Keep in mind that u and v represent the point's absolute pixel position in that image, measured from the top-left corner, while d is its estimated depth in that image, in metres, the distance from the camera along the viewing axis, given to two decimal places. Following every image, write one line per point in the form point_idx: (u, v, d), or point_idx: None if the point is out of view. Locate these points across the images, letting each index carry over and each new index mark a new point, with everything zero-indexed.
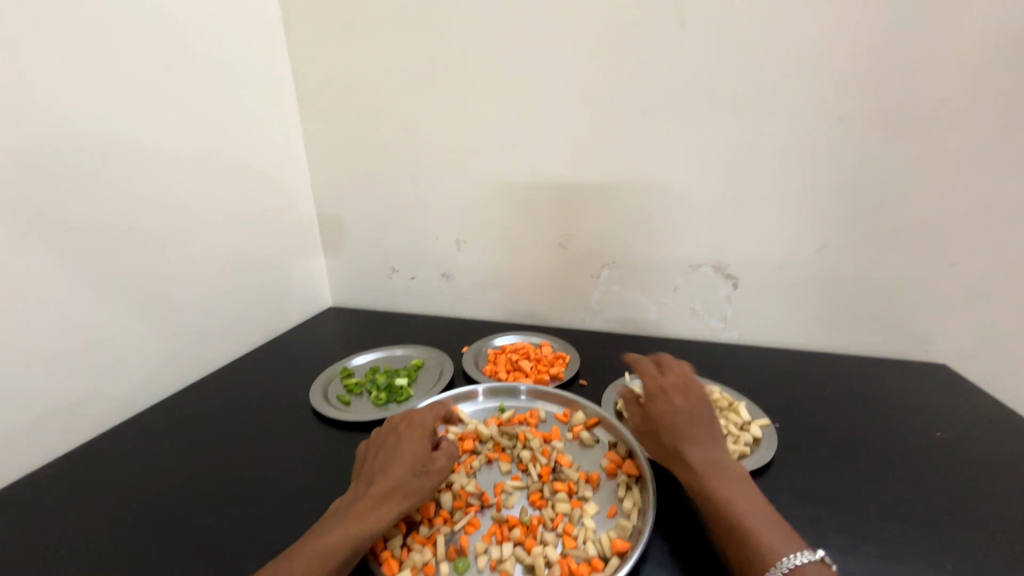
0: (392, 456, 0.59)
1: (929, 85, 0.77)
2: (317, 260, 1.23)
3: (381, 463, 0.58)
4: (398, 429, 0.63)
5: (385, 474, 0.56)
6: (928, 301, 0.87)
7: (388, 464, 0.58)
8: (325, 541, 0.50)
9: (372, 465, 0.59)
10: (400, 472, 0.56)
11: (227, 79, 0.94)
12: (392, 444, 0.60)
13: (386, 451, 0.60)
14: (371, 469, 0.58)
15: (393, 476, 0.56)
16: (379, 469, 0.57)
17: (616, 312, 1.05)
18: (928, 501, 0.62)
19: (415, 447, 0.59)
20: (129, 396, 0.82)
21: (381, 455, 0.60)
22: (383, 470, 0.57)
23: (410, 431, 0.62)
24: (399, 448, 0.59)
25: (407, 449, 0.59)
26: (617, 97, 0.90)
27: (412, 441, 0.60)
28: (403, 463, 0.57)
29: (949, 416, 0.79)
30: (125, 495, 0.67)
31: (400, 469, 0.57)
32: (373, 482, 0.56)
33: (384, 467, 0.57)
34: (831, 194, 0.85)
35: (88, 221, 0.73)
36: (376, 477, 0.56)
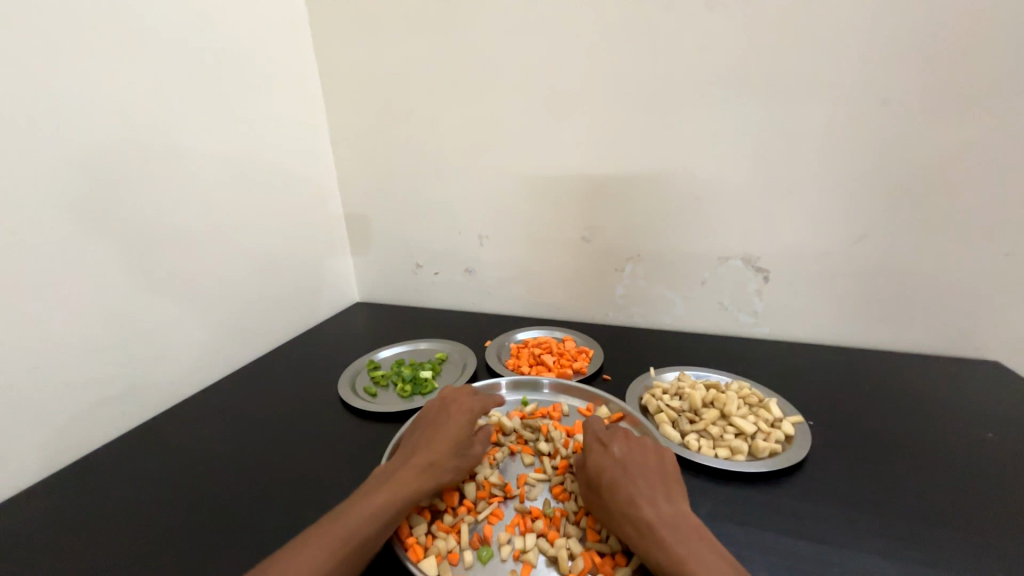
0: (436, 433, 0.63)
1: (980, 62, 0.72)
2: (345, 256, 1.26)
3: (426, 438, 0.62)
4: (442, 409, 0.67)
5: (429, 449, 0.60)
6: (978, 294, 0.82)
7: (433, 440, 0.62)
8: (375, 500, 0.53)
9: (417, 439, 0.63)
10: (442, 450, 0.60)
11: (258, 82, 0.97)
12: (436, 421, 0.64)
13: (431, 428, 0.64)
14: (416, 442, 0.62)
15: (437, 452, 0.60)
16: (424, 444, 0.61)
17: (640, 307, 1.03)
18: (975, 505, 0.58)
19: (458, 430, 0.63)
20: (171, 386, 0.87)
21: (424, 432, 0.64)
22: (429, 445, 0.61)
23: (456, 414, 0.65)
24: (443, 428, 0.63)
25: (450, 429, 0.63)
26: (641, 87, 0.89)
27: (456, 422, 0.64)
28: (446, 441, 0.61)
29: (1002, 416, 0.74)
30: (169, 480, 0.72)
31: (443, 446, 0.61)
32: (417, 455, 0.60)
33: (429, 443, 0.61)
34: (869, 182, 0.81)
35: (134, 220, 0.77)
36: (422, 450, 0.60)
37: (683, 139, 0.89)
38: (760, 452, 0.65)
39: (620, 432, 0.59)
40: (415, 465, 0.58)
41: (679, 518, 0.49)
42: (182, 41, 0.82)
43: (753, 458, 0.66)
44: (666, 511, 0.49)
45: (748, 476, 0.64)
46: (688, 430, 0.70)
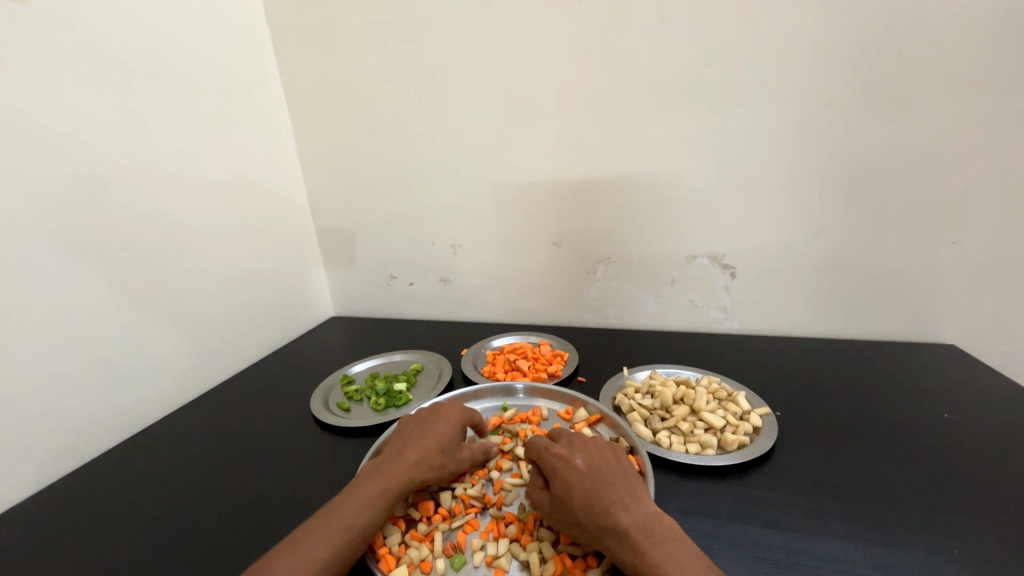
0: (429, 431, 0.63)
1: (920, 61, 0.75)
2: (317, 271, 1.24)
3: (422, 435, 0.63)
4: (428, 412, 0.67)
5: (420, 445, 0.61)
6: (931, 282, 0.86)
7: (426, 442, 0.62)
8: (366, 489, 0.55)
9: (411, 435, 0.63)
10: (420, 439, 0.62)
11: (218, 97, 0.96)
12: (428, 422, 0.65)
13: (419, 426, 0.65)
14: (410, 438, 0.63)
15: (426, 450, 0.61)
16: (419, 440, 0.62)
17: (613, 308, 1.05)
18: (935, 484, 0.61)
19: (448, 430, 0.64)
20: (136, 412, 0.83)
21: (415, 429, 0.64)
22: (419, 444, 0.61)
23: (445, 415, 0.66)
24: (435, 426, 0.64)
25: (439, 428, 0.64)
26: (604, 92, 0.90)
27: (446, 425, 0.65)
28: (435, 440, 0.62)
29: (958, 397, 0.77)
30: (133, 508, 0.68)
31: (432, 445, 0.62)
32: (408, 451, 0.60)
33: (422, 442, 0.62)
34: (825, 177, 0.84)
35: (92, 242, 0.74)
36: (416, 448, 0.61)
37: (647, 141, 0.91)
38: (729, 445, 0.67)
39: (577, 440, 0.58)
40: (404, 464, 0.58)
41: (656, 522, 0.49)
42: (139, 58, 0.80)
43: (723, 451, 0.67)
44: (643, 516, 0.49)
45: (718, 470, 0.65)
46: (659, 427, 0.71)
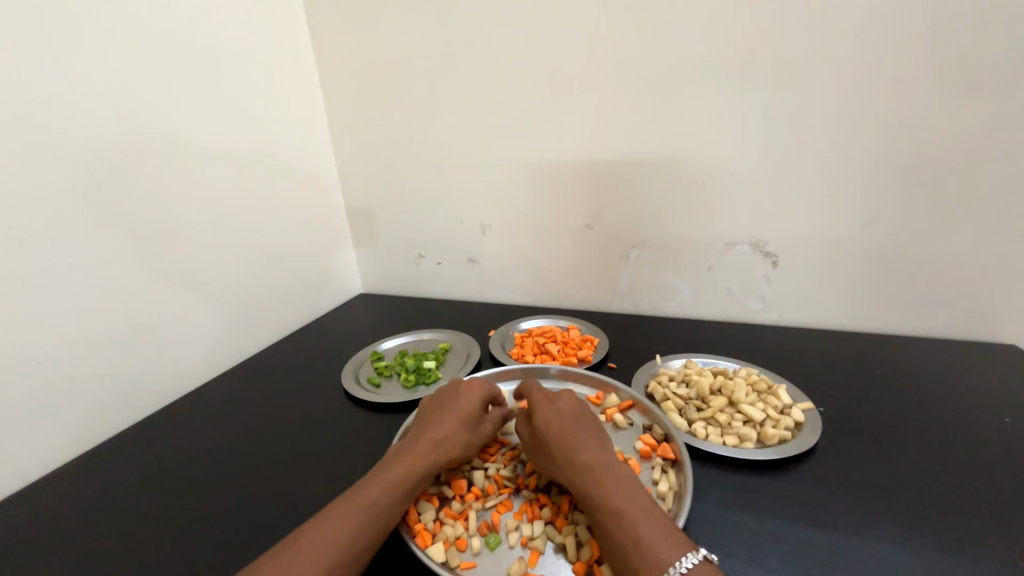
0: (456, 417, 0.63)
1: (1002, 33, 0.68)
2: (347, 247, 1.25)
3: (445, 418, 0.62)
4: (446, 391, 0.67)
5: (444, 425, 0.61)
6: (996, 278, 0.80)
7: (450, 423, 0.61)
8: (393, 469, 0.55)
9: (433, 417, 0.63)
10: (443, 419, 0.62)
11: (251, 70, 0.95)
12: (450, 400, 0.65)
13: (443, 405, 0.65)
14: (432, 420, 0.62)
15: (451, 430, 0.60)
16: (441, 421, 0.62)
17: (646, 294, 1.02)
18: (990, 492, 0.57)
19: (470, 405, 0.64)
20: (175, 380, 0.87)
21: (436, 408, 0.64)
22: (443, 424, 0.61)
23: (467, 394, 0.66)
24: (457, 404, 0.64)
25: (462, 405, 0.64)
26: (646, 68, 0.86)
27: (468, 403, 0.65)
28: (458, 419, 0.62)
29: (1020, 401, 0.72)
30: (175, 472, 0.72)
31: (456, 423, 0.62)
32: (431, 430, 0.60)
33: (446, 425, 0.61)
34: (883, 162, 0.78)
35: (132, 213, 0.76)
36: (439, 430, 0.61)
37: (688, 121, 0.87)
38: (769, 439, 0.64)
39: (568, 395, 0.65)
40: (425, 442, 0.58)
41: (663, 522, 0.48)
42: (171, 26, 0.80)
43: (762, 446, 0.65)
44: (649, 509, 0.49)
45: (756, 464, 0.62)
46: (695, 417, 0.69)
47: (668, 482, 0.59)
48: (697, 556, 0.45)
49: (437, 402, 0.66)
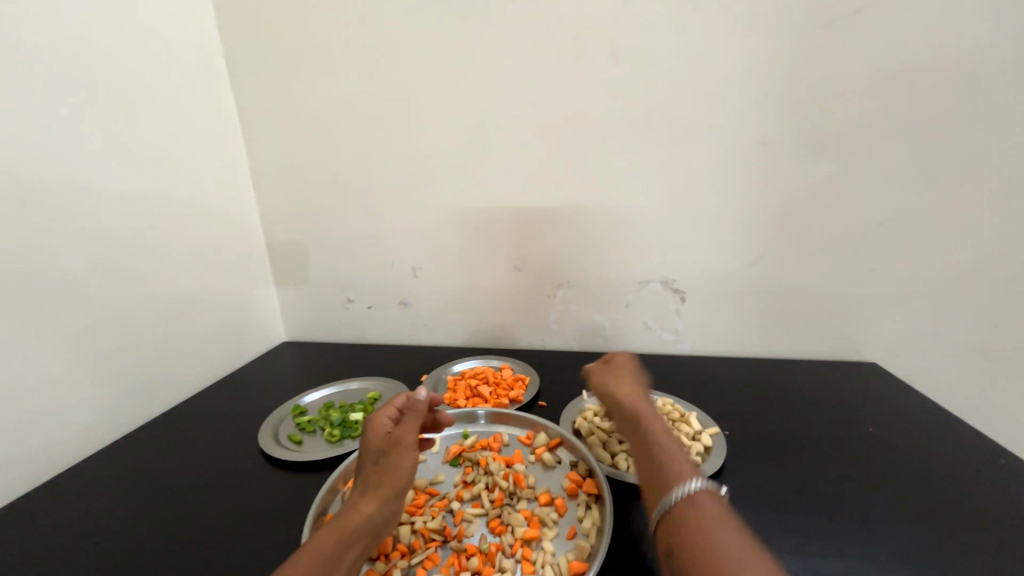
0: (384, 456, 0.58)
1: (836, 111, 0.85)
2: (269, 293, 1.19)
3: (372, 463, 0.58)
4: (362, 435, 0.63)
5: (364, 476, 0.57)
6: (855, 307, 0.95)
7: (380, 465, 0.58)
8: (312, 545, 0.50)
9: (361, 470, 0.58)
10: (364, 471, 0.58)
11: (162, 113, 0.92)
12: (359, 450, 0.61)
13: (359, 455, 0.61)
14: (361, 474, 0.58)
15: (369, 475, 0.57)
16: (369, 470, 0.58)
17: (573, 331, 1.07)
18: (864, 496, 0.66)
19: (378, 436, 0.60)
20: (52, 453, 0.75)
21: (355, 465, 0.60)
22: (370, 473, 0.57)
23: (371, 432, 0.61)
24: (367, 445, 0.60)
25: (371, 442, 0.60)
26: (562, 125, 0.95)
27: (378, 437, 0.60)
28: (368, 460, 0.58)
29: (882, 411, 0.85)
30: (43, 563, 0.61)
31: (370, 462, 0.58)
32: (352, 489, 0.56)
33: (378, 470, 0.57)
34: (760, 211, 0.92)
35: (14, 265, 0.69)
36: (370, 479, 0.57)
37: (601, 172, 0.96)
38: None
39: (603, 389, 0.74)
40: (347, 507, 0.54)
41: (682, 459, 0.52)
42: (71, 68, 0.75)
43: None
44: (674, 447, 0.54)
45: None
46: (618, 450, 0.73)
47: (592, 518, 0.61)
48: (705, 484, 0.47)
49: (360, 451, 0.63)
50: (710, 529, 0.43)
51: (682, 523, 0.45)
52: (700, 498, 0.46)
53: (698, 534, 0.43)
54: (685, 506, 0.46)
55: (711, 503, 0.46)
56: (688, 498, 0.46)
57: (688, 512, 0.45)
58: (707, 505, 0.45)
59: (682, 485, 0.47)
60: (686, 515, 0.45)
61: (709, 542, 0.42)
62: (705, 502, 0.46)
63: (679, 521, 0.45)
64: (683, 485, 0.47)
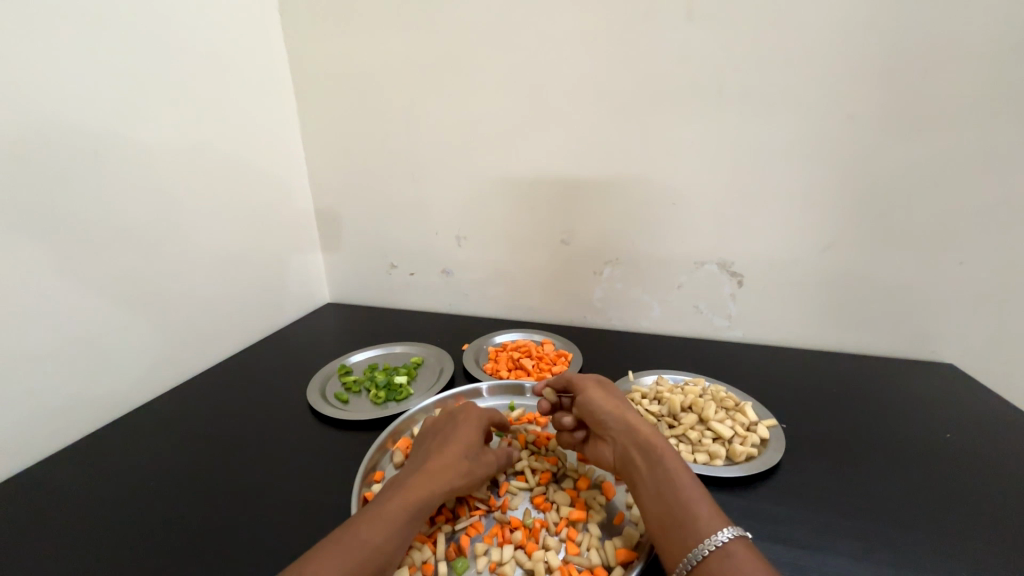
0: (474, 457, 0.59)
1: (940, 81, 0.75)
2: (315, 256, 1.21)
3: (462, 454, 0.58)
4: (456, 418, 0.64)
5: (448, 456, 0.58)
6: (936, 302, 0.86)
7: (466, 459, 0.58)
8: (388, 508, 0.50)
9: (450, 449, 0.58)
10: (451, 451, 0.58)
11: (218, 71, 0.92)
12: (448, 430, 0.62)
13: (443, 435, 0.62)
14: (447, 453, 0.58)
15: (454, 461, 0.57)
16: (456, 457, 0.58)
17: (618, 310, 1.04)
18: (938, 506, 0.61)
19: (474, 434, 0.62)
20: (120, 394, 0.81)
21: (435, 440, 0.61)
22: (456, 460, 0.57)
23: (467, 422, 0.63)
24: (461, 433, 0.61)
25: (467, 434, 0.61)
26: (620, 92, 0.89)
27: (474, 435, 0.61)
28: (458, 446, 0.59)
29: (959, 417, 0.78)
30: (120, 494, 0.67)
31: (460, 449, 0.59)
32: (433, 462, 0.57)
33: (465, 466, 0.58)
34: (838, 192, 0.84)
35: (84, 215, 0.73)
36: (455, 467, 0.57)
37: (660, 144, 0.90)
38: (738, 456, 0.66)
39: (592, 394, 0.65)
40: (425, 482, 0.54)
41: (701, 492, 0.50)
42: (131, 22, 0.76)
43: (731, 462, 0.67)
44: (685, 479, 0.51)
45: (725, 481, 0.65)
46: (667, 435, 0.71)
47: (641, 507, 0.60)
48: (734, 531, 0.46)
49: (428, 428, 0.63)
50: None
51: None
52: (732, 549, 0.44)
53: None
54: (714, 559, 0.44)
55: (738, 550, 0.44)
56: (722, 548, 0.44)
57: (723, 565, 0.43)
58: (740, 554, 0.44)
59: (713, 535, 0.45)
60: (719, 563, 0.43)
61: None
62: (738, 555, 0.44)
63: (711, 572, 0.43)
64: (715, 535, 0.45)
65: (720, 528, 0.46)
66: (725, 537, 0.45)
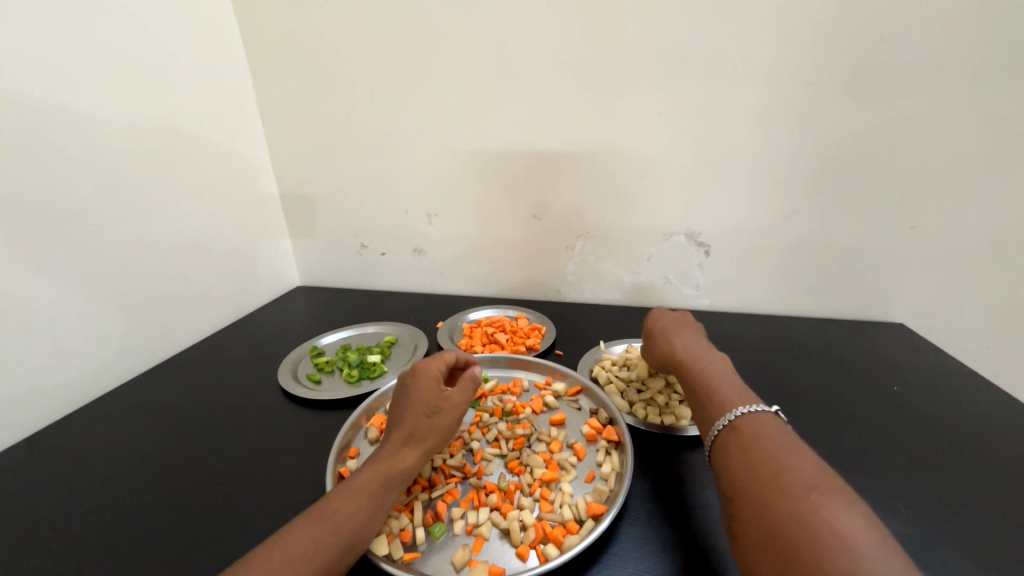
0: (436, 411, 0.58)
1: (897, 48, 0.77)
2: (281, 238, 1.18)
3: (423, 415, 0.57)
4: (408, 379, 0.61)
5: (408, 421, 0.57)
6: (888, 266, 0.91)
7: (428, 417, 0.57)
8: (358, 480, 0.51)
9: (407, 415, 0.57)
10: (410, 417, 0.57)
11: (166, 40, 0.86)
12: (402, 395, 0.60)
13: (400, 401, 0.60)
14: (406, 420, 0.57)
15: (416, 423, 0.57)
16: (417, 420, 0.57)
17: (591, 283, 1.05)
18: (883, 453, 0.66)
19: (428, 389, 0.59)
20: (80, 384, 0.78)
21: (395, 406, 0.60)
22: (417, 423, 0.57)
23: (418, 381, 0.60)
24: (416, 395, 0.59)
25: (421, 393, 0.59)
26: (590, 60, 0.87)
27: (431, 391, 0.60)
28: (416, 409, 0.58)
29: (906, 372, 0.83)
30: (86, 484, 0.65)
31: (417, 411, 0.58)
32: (395, 432, 0.57)
33: (428, 423, 0.57)
34: (799, 160, 0.86)
35: (27, 197, 0.67)
36: (417, 429, 0.56)
37: (629, 114, 0.89)
38: None
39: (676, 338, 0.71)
40: (392, 451, 0.55)
41: (739, 393, 0.57)
42: None
43: None
44: (726, 382, 0.59)
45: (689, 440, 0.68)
46: (636, 399, 0.74)
47: (610, 464, 0.62)
48: (765, 408, 0.53)
49: (399, 394, 0.61)
50: (771, 436, 0.49)
51: (743, 439, 0.50)
52: (756, 417, 0.52)
53: (747, 453, 0.48)
54: (739, 423, 0.52)
55: (765, 420, 0.51)
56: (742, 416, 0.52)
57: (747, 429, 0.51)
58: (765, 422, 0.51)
59: (736, 409, 0.53)
60: (740, 431, 0.51)
61: (772, 453, 0.47)
62: (766, 422, 0.51)
63: (726, 443, 0.51)
64: (737, 410, 0.53)
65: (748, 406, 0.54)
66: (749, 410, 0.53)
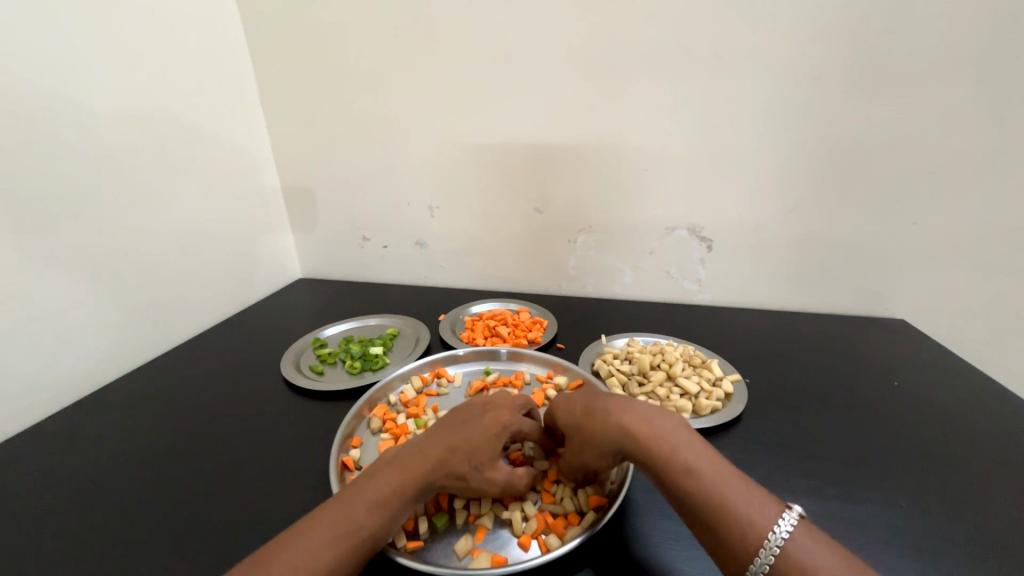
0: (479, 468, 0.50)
1: (904, 42, 0.76)
2: (283, 231, 1.18)
3: (468, 464, 0.50)
4: (480, 414, 0.54)
5: (451, 453, 0.50)
6: (890, 262, 0.91)
7: (470, 466, 0.50)
8: (377, 495, 0.46)
9: (454, 449, 0.50)
10: (456, 452, 0.50)
11: (167, 30, 0.85)
12: (466, 421, 0.53)
13: (458, 424, 0.53)
14: (451, 452, 0.50)
15: (456, 461, 0.50)
16: (460, 463, 0.50)
17: (593, 277, 1.05)
18: (882, 447, 0.66)
19: (487, 438, 0.51)
20: (84, 375, 0.79)
21: (451, 424, 0.53)
22: (456, 463, 0.50)
23: (487, 423, 0.53)
24: (474, 434, 0.51)
25: (479, 437, 0.51)
26: (594, 54, 0.87)
27: (488, 445, 0.51)
28: (464, 446, 0.50)
29: (906, 367, 0.83)
30: (91, 474, 0.65)
31: (463, 451, 0.50)
32: (432, 451, 0.50)
33: (467, 475, 0.49)
34: (803, 155, 0.85)
35: (25, 189, 0.67)
36: (454, 469, 0.49)
37: (633, 108, 0.89)
38: (703, 409, 0.70)
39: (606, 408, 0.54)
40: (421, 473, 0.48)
41: (738, 492, 0.44)
42: None
43: (696, 416, 0.70)
44: (711, 471, 0.46)
45: None
46: (637, 392, 0.74)
47: None
48: (792, 517, 0.42)
49: (461, 418, 0.54)
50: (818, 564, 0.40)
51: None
52: (794, 539, 0.41)
53: None
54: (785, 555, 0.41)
55: (804, 537, 0.42)
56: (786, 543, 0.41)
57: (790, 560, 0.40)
58: (802, 543, 0.41)
59: (773, 536, 0.41)
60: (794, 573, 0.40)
61: None
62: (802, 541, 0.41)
63: None
64: (773, 536, 0.41)
65: (777, 522, 0.42)
66: (785, 531, 0.42)
